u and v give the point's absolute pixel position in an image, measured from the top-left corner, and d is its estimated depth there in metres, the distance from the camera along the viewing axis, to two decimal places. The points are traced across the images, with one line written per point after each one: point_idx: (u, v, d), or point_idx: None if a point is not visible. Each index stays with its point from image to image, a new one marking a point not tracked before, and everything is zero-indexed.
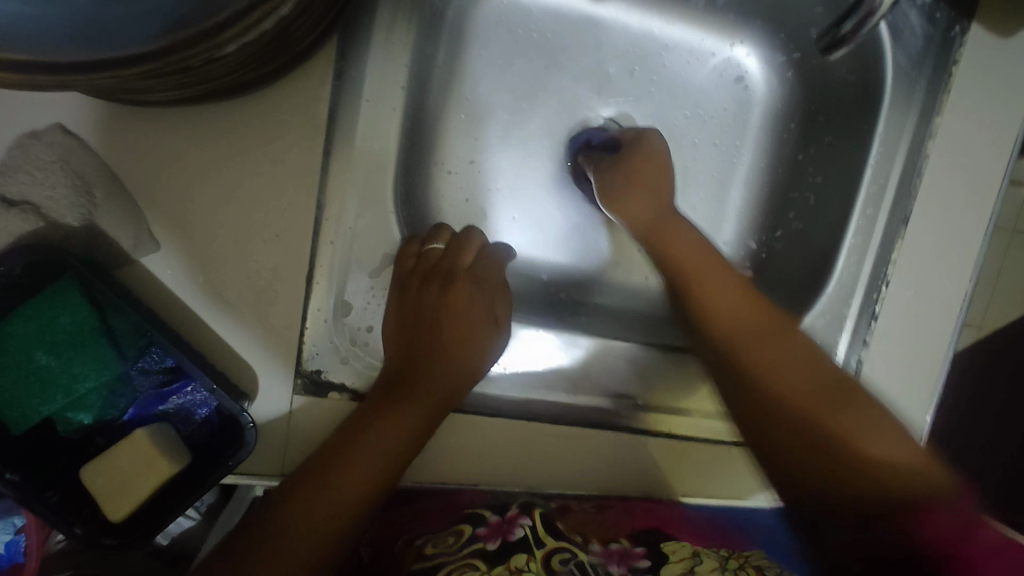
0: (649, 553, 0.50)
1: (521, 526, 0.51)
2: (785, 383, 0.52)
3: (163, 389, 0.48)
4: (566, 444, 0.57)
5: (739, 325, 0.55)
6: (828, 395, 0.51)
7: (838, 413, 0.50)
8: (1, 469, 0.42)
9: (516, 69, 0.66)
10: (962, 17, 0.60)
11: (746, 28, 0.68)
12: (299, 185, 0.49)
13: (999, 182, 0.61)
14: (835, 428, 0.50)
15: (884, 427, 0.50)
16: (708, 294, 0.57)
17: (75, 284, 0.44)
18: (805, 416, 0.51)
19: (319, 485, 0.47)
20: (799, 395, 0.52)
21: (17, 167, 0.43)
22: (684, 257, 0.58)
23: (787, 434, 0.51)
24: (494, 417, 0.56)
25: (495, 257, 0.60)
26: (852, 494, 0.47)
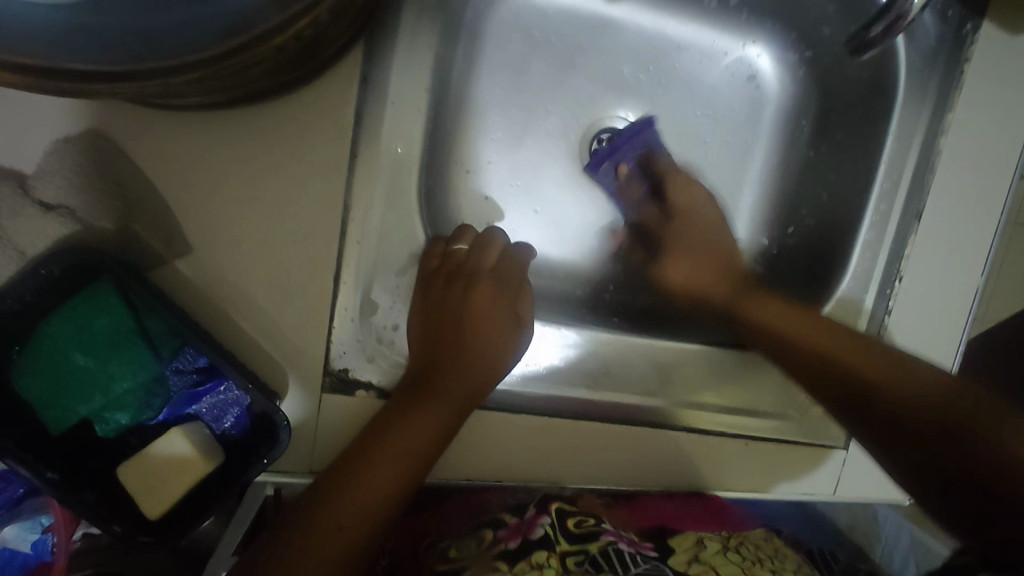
0: (658, 543, 0.54)
1: (540, 526, 0.52)
2: (880, 380, 0.50)
3: (196, 389, 0.48)
4: (588, 444, 0.58)
5: (821, 356, 0.53)
6: (893, 380, 0.49)
7: (916, 392, 0.48)
8: (42, 469, 0.43)
9: (533, 71, 0.67)
10: (975, 14, 0.61)
11: (758, 28, 0.69)
12: (326, 186, 0.50)
13: (1008, 176, 0.62)
14: (937, 415, 0.47)
15: (943, 383, 0.49)
16: (766, 313, 0.59)
17: (111, 285, 0.44)
18: (892, 398, 0.49)
19: (347, 485, 0.49)
20: (869, 382, 0.50)
21: (55, 172, 0.44)
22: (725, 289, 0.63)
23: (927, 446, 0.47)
24: (517, 415, 0.57)
25: (517, 258, 0.61)
26: (1000, 478, 0.44)
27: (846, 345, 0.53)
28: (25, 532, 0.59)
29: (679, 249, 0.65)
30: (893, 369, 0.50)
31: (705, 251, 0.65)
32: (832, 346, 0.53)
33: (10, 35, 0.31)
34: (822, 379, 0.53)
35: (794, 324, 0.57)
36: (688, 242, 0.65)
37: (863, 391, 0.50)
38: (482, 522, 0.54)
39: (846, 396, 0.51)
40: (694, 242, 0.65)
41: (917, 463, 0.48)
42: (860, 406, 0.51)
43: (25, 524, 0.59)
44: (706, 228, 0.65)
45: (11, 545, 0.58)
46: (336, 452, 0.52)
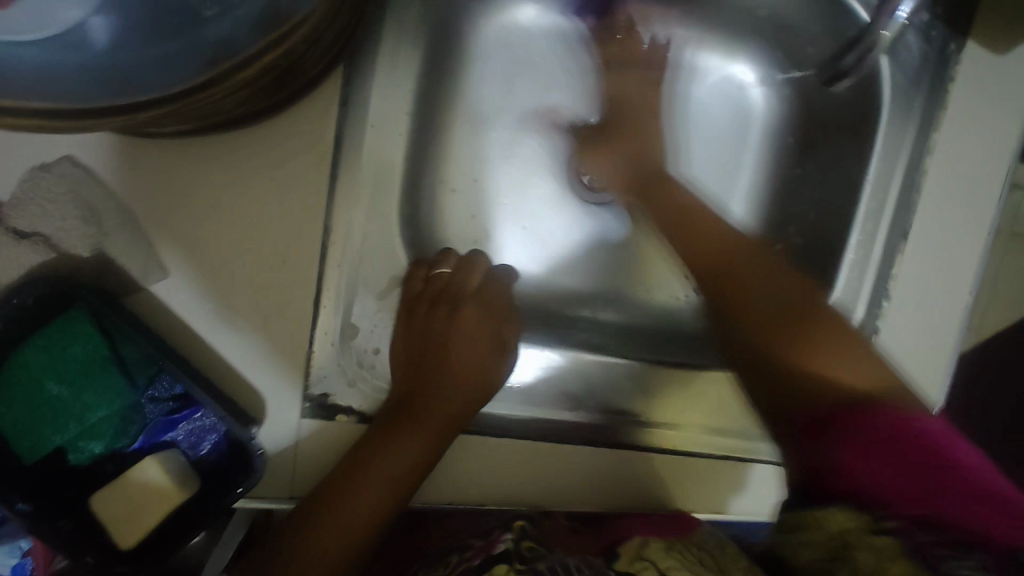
0: (607, 549, 0.50)
1: (503, 541, 0.50)
2: (755, 302, 0.56)
3: (172, 416, 0.48)
4: (569, 464, 0.57)
5: (716, 252, 0.60)
6: (791, 314, 0.54)
7: (792, 321, 0.54)
8: (14, 499, 0.43)
9: (519, 88, 0.67)
10: (958, 34, 0.61)
11: (746, 48, 0.70)
12: (305, 210, 0.49)
13: (995, 195, 0.62)
14: (790, 336, 0.53)
15: (835, 329, 0.53)
16: (679, 200, 0.63)
17: (85, 313, 0.44)
18: (766, 321, 0.55)
19: (328, 513, 0.48)
20: (767, 313, 0.55)
21: (28, 201, 0.43)
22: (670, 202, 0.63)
23: (781, 356, 0.52)
24: (502, 437, 0.56)
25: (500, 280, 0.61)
26: (824, 400, 0.47)
27: (753, 264, 0.59)
28: (6, 555, 0.59)
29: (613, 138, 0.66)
30: (788, 291, 0.56)
31: (637, 156, 0.66)
32: (744, 262, 0.58)
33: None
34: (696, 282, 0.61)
35: (709, 220, 0.62)
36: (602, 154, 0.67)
37: (749, 293, 0.57)
38: (453, 547, 0.53)
39: (737, 299, 0.57)
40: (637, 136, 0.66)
41: (773, 381, 0.52)
42: (739, 300, 0.57)
43: (6, 548, 0.58)
44: (647, 127, 0.66)
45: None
46: (316, 479, 0.52)
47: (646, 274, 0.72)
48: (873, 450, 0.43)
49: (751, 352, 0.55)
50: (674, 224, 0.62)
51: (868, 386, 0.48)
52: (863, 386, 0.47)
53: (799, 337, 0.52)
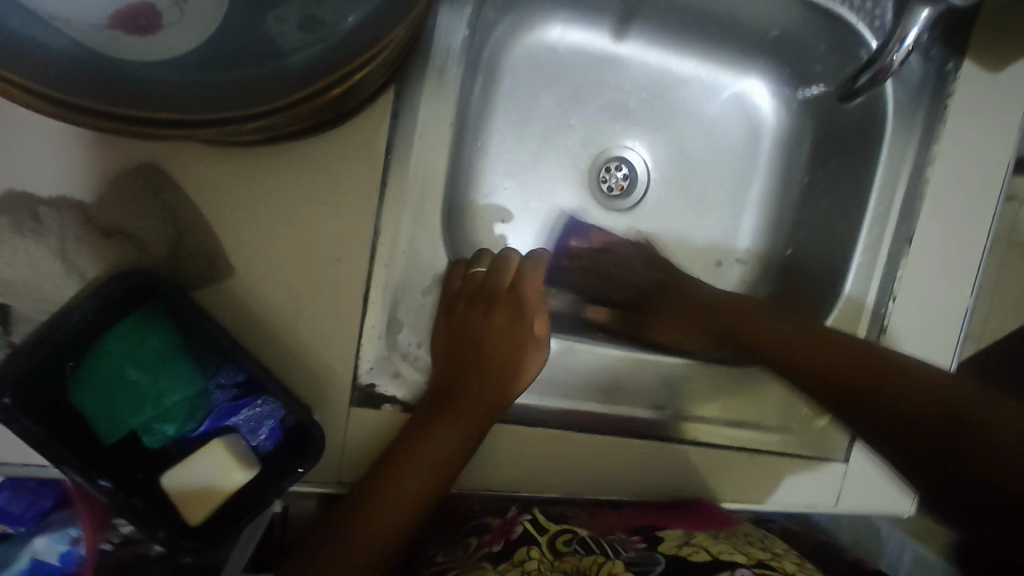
0: (645, 536, 0.58)
1: (520, 523, 0.58)
2: (845, 380, 0.56)
3: (234, 402, 0.51)
4: (603, 455, 0.61)
5: (831, 360, 0.57)
6: (855, 379, 0.55)
7: (883, 376, 0.54)
8: (95, 476, 0.46)
9: (545, 102, 0.73)
10: (957, 54, 0.65)
11: (754, 65, 0.75)
12: (358, 213, 0.54)
13: (991, 203, 0.66)
14: (930, 408, 0.51)
15: (916, 373, 0.53)
16: (749, 320, 0.64)
17: (161, 306, 0.48)
18: (886, 398, 0.53)
19: (374, 498, 0.53)
20: (882, 389, 0.53)
21: (115, 202, 0.48)
22: (728, 321, 0.65)
23: (871, 388, 0.54)
24: (533, 426, 0.60)
25: (534, 266, 0.63)
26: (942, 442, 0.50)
27: (812, 343, 0.59)
28: (55, 543, 0.62)
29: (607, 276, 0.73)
30: (882, 369, 0.54)
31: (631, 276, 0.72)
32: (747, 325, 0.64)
33: (89, 83, 0.37)
34: (811, 382, 0.58)
35: (730, 305, 0.66)
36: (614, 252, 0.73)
37: (840, 371, 0.56)
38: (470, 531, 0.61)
39: (816, 376, 0.57)
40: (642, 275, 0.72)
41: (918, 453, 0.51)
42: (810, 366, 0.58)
43: (55, 535, 0.62)
44: (676, 289, 0.70)
45: (38, 556, 0.61)
46: (362, 463, 0.56)
47: None
48: None
49: (903, 437, 0.52)
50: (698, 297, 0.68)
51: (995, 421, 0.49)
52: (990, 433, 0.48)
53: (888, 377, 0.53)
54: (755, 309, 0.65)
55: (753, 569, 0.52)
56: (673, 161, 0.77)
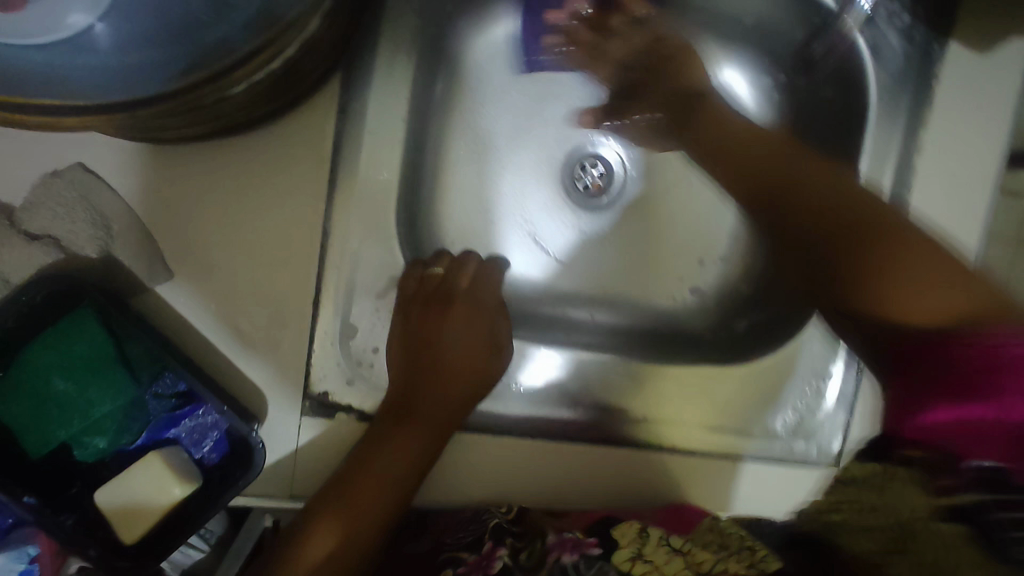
0: (602, 538, 0.51)
1: (499, 559, 0.51)
2: (830, 223, 0.55)
3: (174, 413, 0.48)
4: (586, 466, 0.58)
5: (802, 201, 0.57)
6: (859, 237, 0.52)
7: (861, 242, 0.52)
8: (19, 493, 0.43)
9: (514, 97, 0.70)
10: (939, 35, 0.62)
11: (732, 54, 0.72)
12: (306, 212, 0.51)
13: (986, 192, 0.63)
14: (888, 274, 0.49)
15: (917, 247, 0.50)
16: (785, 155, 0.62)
17: (91, 312, 0.45)
18: (852, 256, 0.52)
19: (335, 516, 0.50)
20: (854, 251, 0.52)
21: (44, 204, 0.46)
22: (761, 164, 0.62)
23: (836, 251, 0.53)
24: (510, 435, 0.57)
25: (491, 273, 0.62)
26: (888, 326, 0.49)
27: (821, 184, 0.58)
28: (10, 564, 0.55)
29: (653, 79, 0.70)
30: (869, 224, 0.53)
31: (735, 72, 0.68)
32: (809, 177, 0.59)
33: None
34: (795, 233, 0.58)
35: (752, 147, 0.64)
36: (670, 77, 0.69)
37: (843, 246, 0.53)
38: (440, 563, 0.53)
39: (808, 222, 0.56)
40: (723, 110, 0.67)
41: (871, 322, 0.51)
42: (818, 211, 0.56)
43: (10, 556, 0.55)
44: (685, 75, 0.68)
45: None
46: (317, 476, 0.53)
47: (645, 277, 0.74)
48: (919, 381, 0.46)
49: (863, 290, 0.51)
50: (704, 150, 0.68)
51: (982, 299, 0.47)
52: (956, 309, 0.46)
53: (870, 258, 0.51)
54: (793, 161, 0.61)
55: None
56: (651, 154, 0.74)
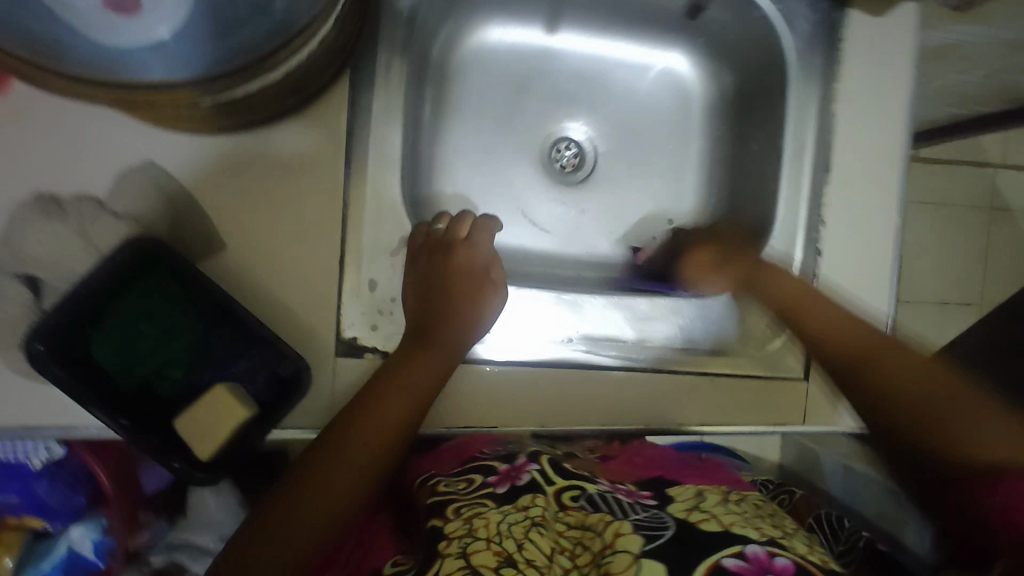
0: (657, 493, 0.60)
1: (528, 471, 0.60)
2: (880, 363, 0.60)
3: (233, 353, 0.59)
4: (592, 389, 0.70)
5: (847, 351, 0.63)
6: (860, 350, 0.62)
7: (878, 381, 0.59)
8: (117, 417, 0.53)
9: (492, 96, 0.83)
10: (840, 5, 0.74)
11: (676, 43, 0.84)
12: (329, 188, 0.63)
13: (896, 133, 0.75)
14: (931, 411, 0.55)
15: (929, 379, 0.57)
16: (782, 277, 0.71)
17: (169, 270, 0.56)
18: (885, 386, 0.58)
19: (366, 417, 0.56)
20: (909, 372, 0.58)
21: (124, 189, 0.57)
22: (783, 287, 0.70)
23: (877, 372, 0.59)
24: (524, 367, 0.69)
25: (486, 228, 0.72)
26: (940, 461, 0.53)
27: (831, 318, 0.66)
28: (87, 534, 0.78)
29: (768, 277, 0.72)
30: (879, 347, 0.61)
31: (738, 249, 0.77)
32: (882, 369, 0.59)
33: None
34: (878, 388, 0.58)
35: (806, 294, 0.69)
36: (727, 254, 0.77)
37: (889, 377, 0.58)
38: (471, 469, 0.61)
39: (828, 349, 0.65)
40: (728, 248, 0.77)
41: (915, 450, 0.55)
42: (832, 342, 0.64)
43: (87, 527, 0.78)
44: (732, 240, 0.78)
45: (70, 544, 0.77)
46: None
47: (620, 236, 0.86)
48: (994, 487, 0.49)
49: (920, 430, 0.54)
50: (788, 316, 0.69)
51: (996, 436, 0.51)
52: (985, 447, 0.51)
53: (953, 425, 0.53)
54: (793, 282, 0.71)
55: (765, 546, 0.50)
56: (614, 134, 0.87)
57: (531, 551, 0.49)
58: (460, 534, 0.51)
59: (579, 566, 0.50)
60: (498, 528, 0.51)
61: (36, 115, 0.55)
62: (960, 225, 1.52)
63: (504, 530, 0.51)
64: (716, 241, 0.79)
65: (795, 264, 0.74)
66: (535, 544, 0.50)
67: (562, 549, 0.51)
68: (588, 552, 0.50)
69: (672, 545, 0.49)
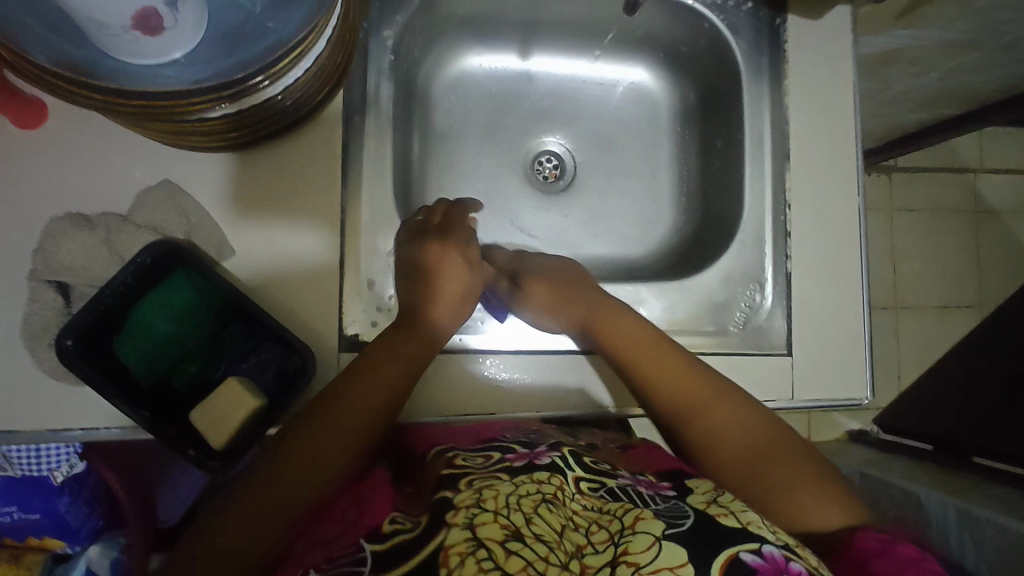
0: (676, 484, 0.58)
1: (549, 457, 0.59)
2: (720, 432, 0.63)
3: (244, 349, 0.65)
4: (585, 373, 0.74)
5: (695, 419, 0.65)
6: (698, 415, 0.65)
7: (725, 455, 0.62)
8: (139, 409, 0.57)
9: (474, 117, 0.91)
10: (781, 12, 0.82)
11: (639, 60, 0.93)
12: (328, 194, 0.69)
13: (846, 122, 0.81)
14: (761, 481, 0.59)
15: (767, 448, 0.61)
16: (622, 332, 0.70)
17: (188, 273, 0.61)
18: (729, 459, 0.61)
19: (348, 399, 0.61)
20: (745, 450, 0.61)
21: (145, 203, 0.64)
22: (622, 339, 0.70)
23: (715, 445, 0.62)
24: (517, 355, 0.72)
25: (461, 210, 0.75)
26: (784, 525, 0.57)
27: (678, 374, 0.67)
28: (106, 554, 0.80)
29: (613, 326, 0.71)
30: (719, 414, 0.64)
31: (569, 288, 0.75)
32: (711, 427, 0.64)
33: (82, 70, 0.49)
34: (718, 458, 0.62)
35: (644, 354, 0.69)
36: (571, 294, 0.75)
37: (727, 450, 0.62)
38: (489, 447, 0.62)
39: (679, 418, 0.65)
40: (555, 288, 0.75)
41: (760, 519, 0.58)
42: (676, 406, 0.66)
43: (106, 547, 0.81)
44: (566, 280, 0.77)
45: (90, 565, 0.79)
46: None
47: (603, 237, 0.91)
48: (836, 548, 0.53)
49: (755, 498, 0.59)
50: (638, 373, 0.68)
51: (819, 501, 0.57)
52: (817, 510, 0.56)
53: (789, 493, 0.58)
54: (634, 332, 0.70)
55: (782, 546, 0.48)
56: (589, 146, 0.94)
57: (539, 525, 0.48)
58: (468, 504, 0.49)
59: (594, 542, 0.49)
60: (506, 500, 0.50)
61: (69, 144, 0.64)
62: (947, 229, 1.57)
63: (511, 503, 0.49)
64: (541, 281, 0.76)
65: (766, 246, 0.79)
66: (543, 518, 0.49)
67: (573, 526, 0.50)
68: (603, 530, 0.50)
69: (696, 536, 0.48)
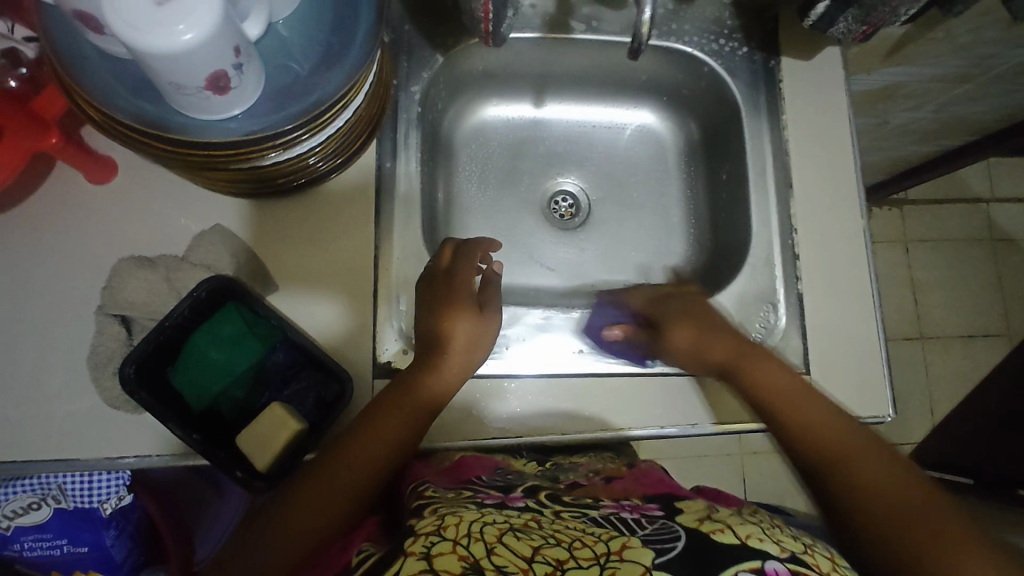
0: (663, 506, 0.62)
1: (522, 500, 0.60)
2: (858, 465, 0.63)
3: (286, 377, 0.69)
4: (613, 393, 0.76)
5: (824, 447, 0.65)
6: (837, 445, 0.64)
7: (869, 488, 0.61)
8: (190, 430, 0.62)
9: (494, 162, 0.98)
10: (774, 54, 0.88)
11: (646, 104, 1.00)
12: (362, 233, 0.75)
13: (845, 151, 0.86)
14: (916, 530, 0.56)
15: (905, 495, 0.60)
16: (752, 363, 0.71)
17: (237, 306, 0.67)
18: (868, 498, 0.60)
19: (361, 441, 0.64)
20: (887, 488, 0.60)
21: (198, 244, 0.70)
22: (764, 367, 0.71)
23: (849, 474, 0.62)
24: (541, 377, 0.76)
25: (482, 251, 0.75)
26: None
27: (800, 395, 0.69)
28: None
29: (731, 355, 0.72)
30: (863, 449, 0.64)
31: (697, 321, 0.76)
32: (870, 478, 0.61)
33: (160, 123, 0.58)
34: (849, 488, 0.62)
35: (784, 377, 0.70)
36: (681, 320, 0.76)
37: (868, 486, 0.61)
38: (466, 485, 0.65)
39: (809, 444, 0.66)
40: (694, 321, 0.75)
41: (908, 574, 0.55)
42: (808, 432, 0.66)
43: None
44: (702, 314, 0.76)
45: None
46: None
47: (618, 269, 0.96)
48: None
49: (904, 546, 0.56)
50: (760, 402, 0.70)
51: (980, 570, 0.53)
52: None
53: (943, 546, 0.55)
54: (778, 369, 0.71)
55: (784, 563, 0.50)
56: (602, 184, 1.00)
57: (501, 553, 0.48)
58: (429, 531, 0.51)
59: (576, 557, 0.49)
60: (468, 528, 0.52)
61: (136, 195, 0.72)
62: (964, 257, 1.58)
63: (473, 531, 0.51)
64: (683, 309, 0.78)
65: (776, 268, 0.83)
66: (506, 547, 0.49)
67: (551, 546, 0.50)
68: (588, 549, 0.50)
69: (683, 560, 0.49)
